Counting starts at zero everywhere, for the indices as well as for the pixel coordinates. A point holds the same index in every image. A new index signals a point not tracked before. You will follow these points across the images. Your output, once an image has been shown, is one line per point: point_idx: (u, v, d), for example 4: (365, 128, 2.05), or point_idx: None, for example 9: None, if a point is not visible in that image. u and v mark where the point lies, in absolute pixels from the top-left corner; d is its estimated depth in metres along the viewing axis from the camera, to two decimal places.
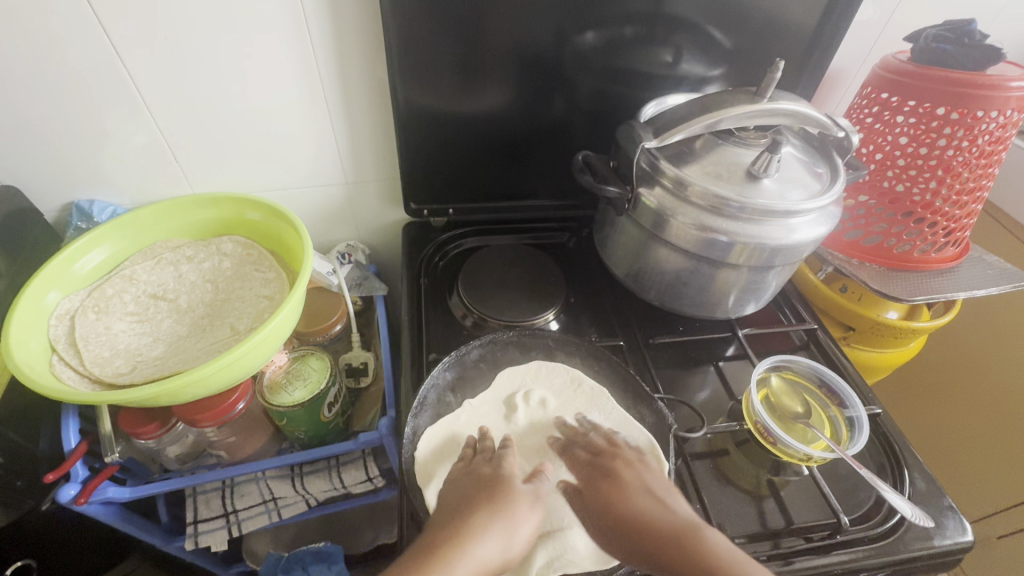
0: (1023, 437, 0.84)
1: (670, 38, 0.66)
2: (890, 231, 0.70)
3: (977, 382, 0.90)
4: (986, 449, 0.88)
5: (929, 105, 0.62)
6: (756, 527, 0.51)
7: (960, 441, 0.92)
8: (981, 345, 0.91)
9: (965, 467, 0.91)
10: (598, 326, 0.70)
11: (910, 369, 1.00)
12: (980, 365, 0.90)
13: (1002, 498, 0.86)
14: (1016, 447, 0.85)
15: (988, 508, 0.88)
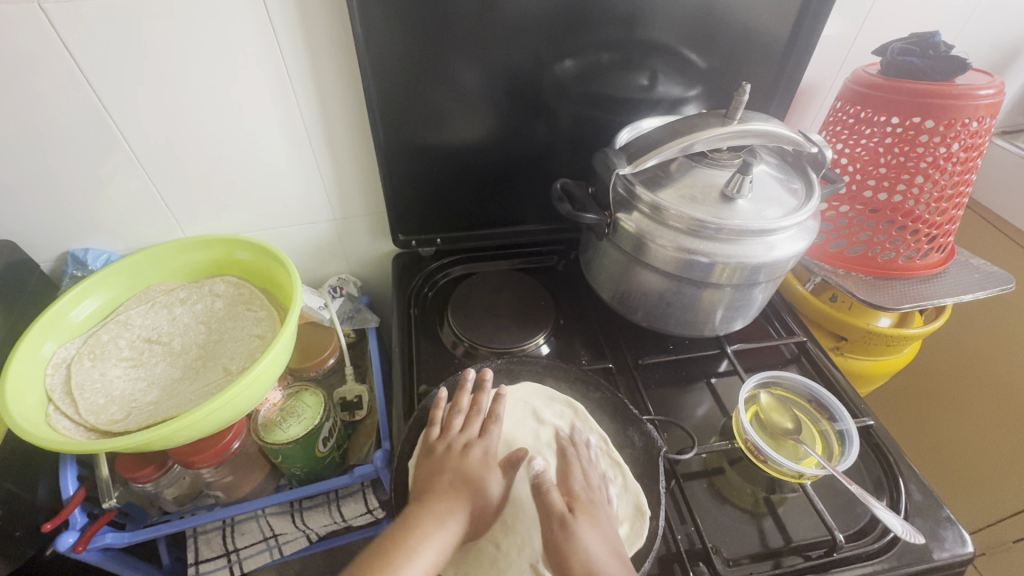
0: None
1: (644, 63, 0.68)
2: (873, 240, 0.70)
3: (979, 382, 0.90)
4: (998, 452, 0.87)
5: (903, 116, 0.62)
6: (755, 547, 0.51)
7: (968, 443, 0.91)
8: (982, 349, 0.91)
9: (981, 470, 0.89)
10: (588, 348, 0.70)
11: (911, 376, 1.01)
12: (986, 365, 0.90)
13: (1015, 501, 0.84)
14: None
15: (1002, 511, 0.85)
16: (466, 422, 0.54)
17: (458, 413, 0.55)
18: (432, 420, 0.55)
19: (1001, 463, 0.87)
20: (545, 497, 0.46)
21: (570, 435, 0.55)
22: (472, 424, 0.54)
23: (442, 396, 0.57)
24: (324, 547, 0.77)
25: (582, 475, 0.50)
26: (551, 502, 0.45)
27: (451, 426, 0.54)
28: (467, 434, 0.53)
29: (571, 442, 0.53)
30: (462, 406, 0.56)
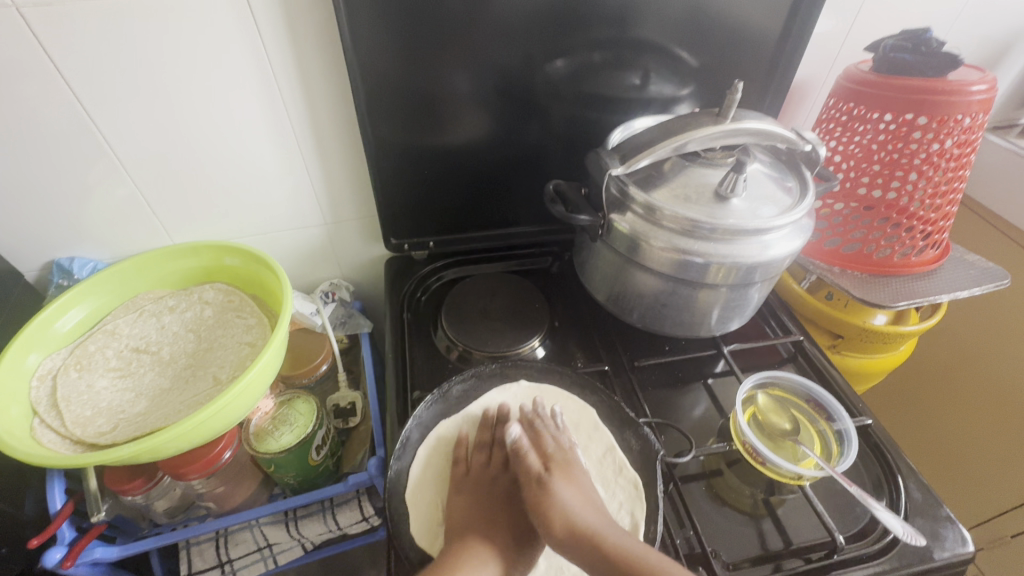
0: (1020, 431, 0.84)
1: (635, 62, 0.67)
2: (868, 237, 0.69)
3: (968, 378, 0.91)
4: (992, 448, 0.88)
5: (896, 112, 0.62)
6: (755, 550, 0.50)
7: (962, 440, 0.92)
8: (971, 345, 0.91)
9: (976, 466, 0.90)
10: (583, 350, 0.69)
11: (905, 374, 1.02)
12: (976, 360, 0.90)
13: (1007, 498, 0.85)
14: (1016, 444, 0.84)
15: (999, 507, 0.87)
16: (490, 456, 0.56)
17: (479, 447, 0.57)
18: (454, 455, 0.56)
19: (992, 459, 0.88)
20: (523, 460, 0.54)
21: (536, 407, 0.59)
22: (494, 458, 0.56)
23: (460, 433, 0.57)
24: (320, 556, 0.77)
25: (550, 441, 0.56)
26: (527, 464, 0.53)
27: (472, 459, 0.56)
28: (488, 467, 0.55)
29: (536, 413, 0.58)
30: (483, 438, 0.57)
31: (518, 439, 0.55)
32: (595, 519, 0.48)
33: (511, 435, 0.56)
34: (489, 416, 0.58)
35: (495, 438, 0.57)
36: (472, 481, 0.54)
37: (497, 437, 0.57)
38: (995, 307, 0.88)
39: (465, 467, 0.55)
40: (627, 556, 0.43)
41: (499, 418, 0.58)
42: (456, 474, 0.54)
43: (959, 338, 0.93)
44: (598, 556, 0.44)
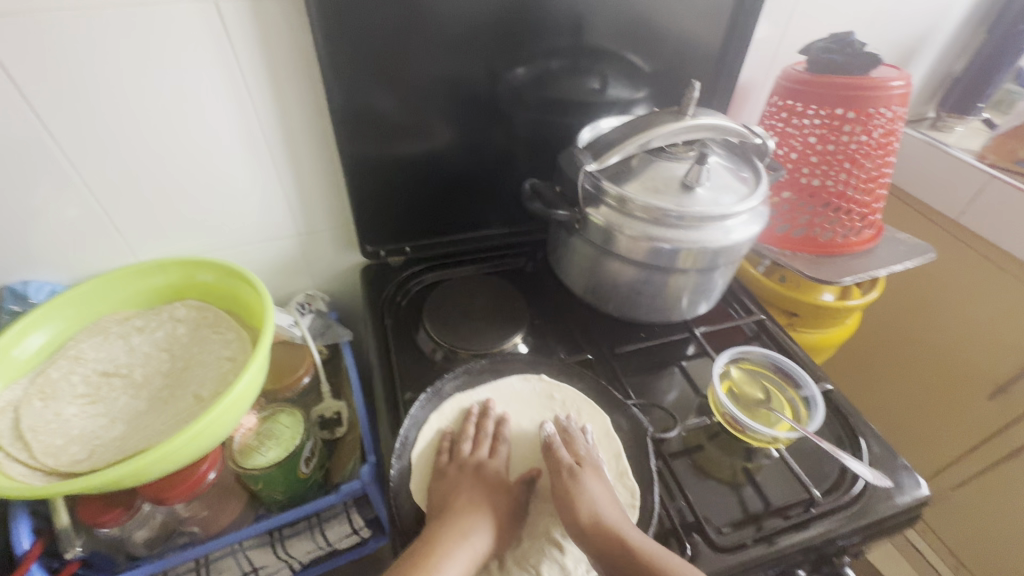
0: (971, 374, 1.01)
1: (595, 68, 0.72)
2: (813, 222, 0.76)
3: (916, 342, 1.08)
4: (951, 393, 1.05)
5: (830, 107, 0.69)
6: (738, 514, 0.54)
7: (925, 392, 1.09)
8: (906, 316, 1.09)
9: (943, 411, 1.07)
10: (564, 343, 0.71)
11: (863, 349, 1.19)
12: (917, 328, 1.07)
13: (982, 430, 1.02)
14: (970, 385, 1.01)
15: (976, 439, 1.04)
16: (476, 448, 0.57)
17: (466, 438, 0.58)
18: (440, 448, 0.57)
19: (954, 401, 1.05)
20: (555, 453, 0.56)
21: (559, 424, 0.59)
22: (482, 446, 0.58)
23: (448, 428, 0.59)
24: None
25: (582, 444, 0.56)
26: (559, 458, 0.55)
27: (460, 450, 0.56)
28: (477, 456, 0.56)
29: (566, 425, 0.59)
30: (468, 433, 0.58)
31: (553, 433, 0.58)
32: (614, 515, 0.49)
33: (546, 430, 0.59)
34: (469, 411, 0.60)
35: (480, 429, 0.59)
36: (461, 467, 0.55)
37: (497, 433, 0.59)
38: (915, 281, 1.05)
39: (452, 457, 0.56)
40: (645, 551, 0.46)
41: (482, 412, 0.60)
42: (443, 465, 0.56)
43: (893, 313, 1.11)
44: (617, 555, 0.46)
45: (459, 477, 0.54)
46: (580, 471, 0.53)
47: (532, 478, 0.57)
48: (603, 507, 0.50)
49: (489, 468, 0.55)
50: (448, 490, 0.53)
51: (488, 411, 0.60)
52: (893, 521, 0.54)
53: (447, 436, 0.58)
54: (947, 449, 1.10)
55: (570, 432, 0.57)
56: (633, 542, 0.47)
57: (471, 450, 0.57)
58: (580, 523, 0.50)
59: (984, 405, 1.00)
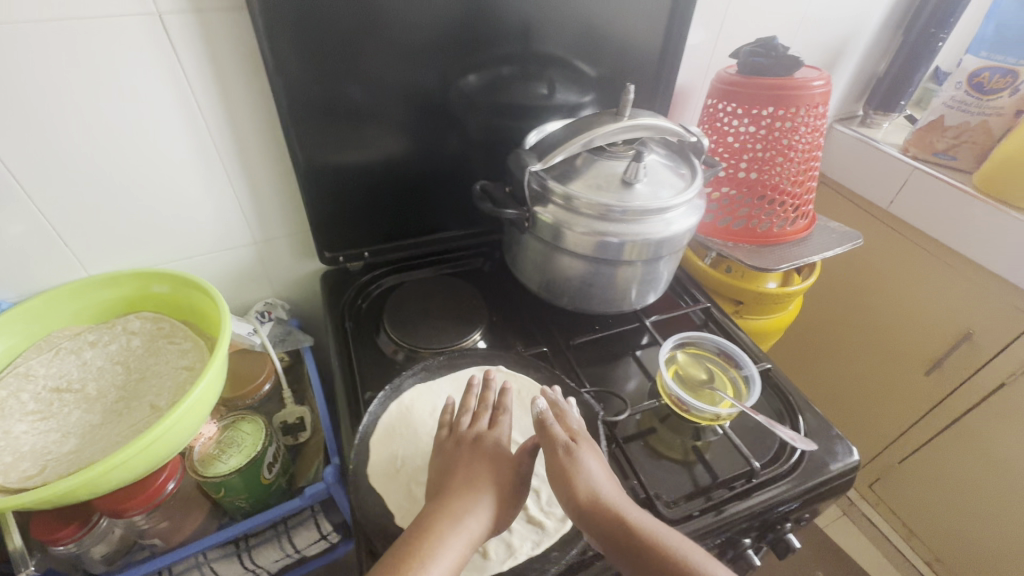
0: (903, 353, 1.10)
1: (543, 74, 0.75)
2: (751, 214, 0.81)
3: (856, 326, 1.17)
4: (889, 371, 1.14)
5: (759, 107, 0.74)
6: (688, 486, 0.57)
7: (868, 372, 1.18)
8: (845, 302, 1.18)
9: (884, 388, 1.16)
10: (522, 338, 0.74)
11: (811, 337, 1.28)
12: (855, 312, 1.16)
13: (917, 404, 1.11)
14: (903, 363, 1.11)
15: (913, 413, 1.13)
16: (474, 420, 0.58)
17: (466, 412, 0.58)
18: (441, 422, 0.58)
19: (890, 379, 1.14)
20: (548, 430, 0.54)
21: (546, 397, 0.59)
22: (481, 418, 0.58)
23: (427, 403, 0.61)
24: None
25: (575, 417, 0.57)
26: (553, 433, 0.54)
27: (460, 424, 0.57)
28: (477, 428, 0.57)
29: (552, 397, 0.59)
30: (469, 405, 0.59)
31: (544, 410, 0.56)
32: (612, 493, 0.50)
33: (535, 406, 0.56)
34: (472, 381, 0.60)
35: (480, 402, 0.59)
36: (462, 442, 0.55)
37: (498, 404, 0.59)
38: (848, 268, 1.15)
39: (452, 431, 0.57)
40: (658, 541, 0.46)
41: (483, 382, 0.61)
42: (443, 439, 0.56)
43: (834, 300, 1.19)
44: (626, 532, 0.47)
45: (458, 449, 0.54)
46: (574, 446, 0.53)
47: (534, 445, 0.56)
48: (600, 484, 0.51)
49: (490, 439, 0.56)
50: (450, 464, 0.53)
51: (488, 382, 0.60)
52: (830, 486, 0.58)
53: (450, 407, 0.58)
54: (890, 426, 1.18)
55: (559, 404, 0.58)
56: (633, 521, 0.47)
57: (471, 423, 0.58)
58: (577, 501, 0.50)
59: (916, 380, 1.10)
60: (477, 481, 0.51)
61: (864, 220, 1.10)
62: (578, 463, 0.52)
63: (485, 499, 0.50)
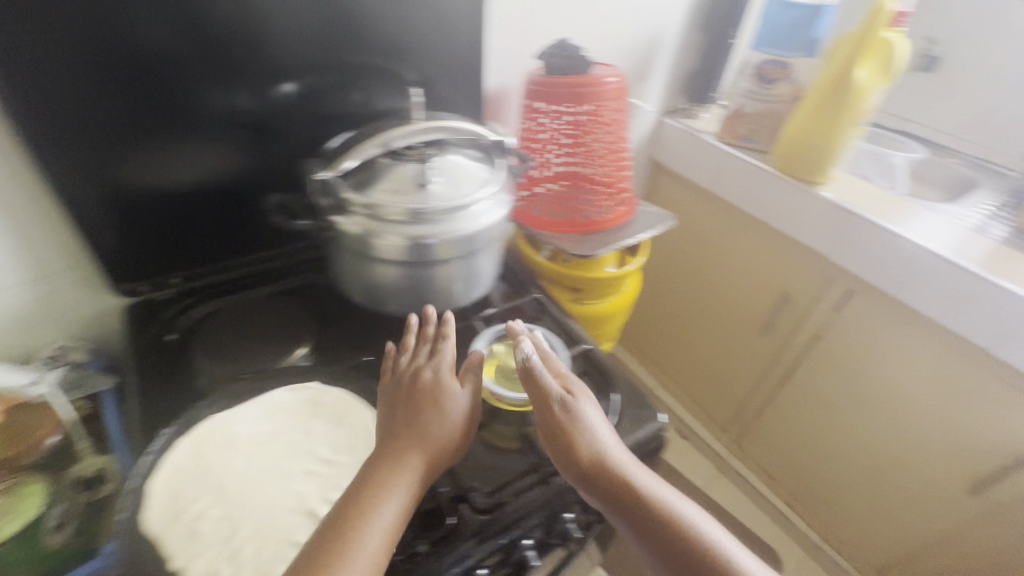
0: (742, 316, 1.26)
1: (358, 82, 0.74)
2: (575, 205, 0.85)
3: (707, 295, 1.32)
4: (734, 333, 1.29)
5: (563, 104, 0.79)
6: (524, 466, 0.58)
7: (718, 337, 1.34)
8: (698, 275, 1.33)
9: (732, 350, 1.31)
10: (350, 348, 0.70)
11: (677, 310, 1.42)
12: (706, 283, 1.32)
13: (755, 362, 1.27)
14: (743, 325, 1.26)
15: (755, 371, 1.28)
16: (423, 351, 0.64)
17: (407, 349, 0.64)
18: (387, 355, 0.63)
19: (736, 340, 1.29)
20: (539, 380, 0.59)
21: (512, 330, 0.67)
22: (422, 350, 0.64)
23: (225, 433, 0.54)
24: None
25: (555, 366, 0.63)
26: (547, 387, 0.59)
27: (409, 357, 0.63)
28: (414, 363, 0.62)
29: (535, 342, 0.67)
30: (410, 342, 0.65)
31: (528, 358, 0.61)
32: (612, 452, 0.55)
33: (524, 352, 0.62)
34: (410, 321, 0.66)
35: (421, 336, 0.66)
36: (403, 380, 0.60)
37: (437, 337, 0.65)
38: (697, 245, 1.30)
39: (394, 370, 0.62)
40: (650, 495, 0.52)
41: (421, 320, 0.67)
42: (393, 374, 0.61)
43: (690, 274, 1.34)
44: (623, 489, 0.52)
45: (401, 388, 0.59)
46: (571, 400, 0.58)
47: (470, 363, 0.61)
48: (596, 438, 0.55)
49: (427, 373, 0.60)
50: (411, 403, 0.57)
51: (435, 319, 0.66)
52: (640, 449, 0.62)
53: (391, 348, 0.64)
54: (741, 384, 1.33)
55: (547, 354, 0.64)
56: (637, 486, 0.53)
57: (413, 356, 0.64)
58: (582, 467, 0.54)
59: (753, 340, 1.25)
60: (425, 410, 0.56)
61: (704, 201, 1.25)
62: (575, 416, 0.56)
63: (447, 427, 0.55)
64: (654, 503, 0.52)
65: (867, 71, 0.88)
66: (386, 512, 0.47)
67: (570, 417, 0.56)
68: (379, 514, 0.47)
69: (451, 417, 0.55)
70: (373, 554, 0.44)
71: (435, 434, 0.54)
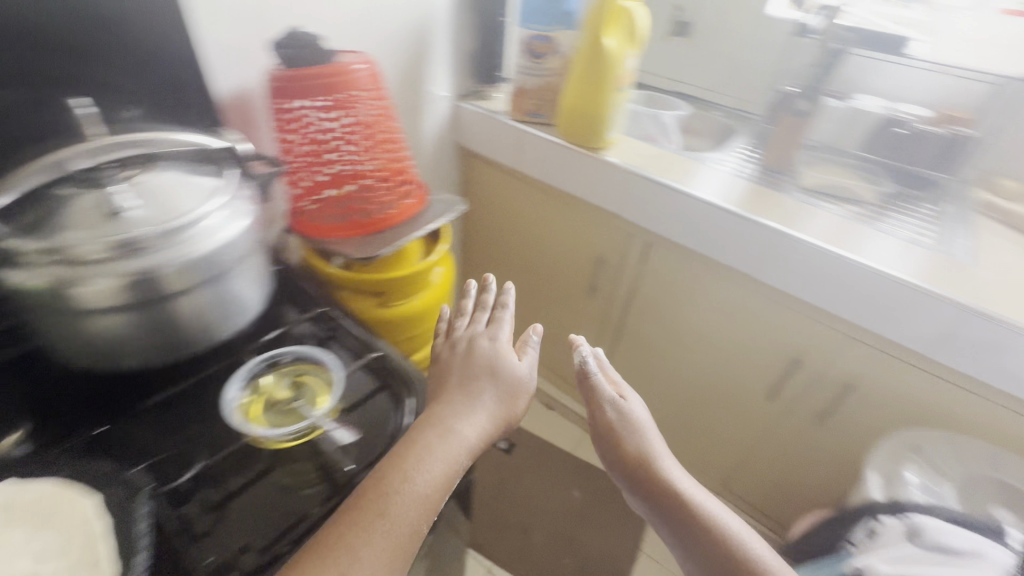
0: (570, 284, 1.33)
1: (53, 96, 0.60)
2: (354, 206, 0.80)
3: (539, 269, 1.38)
4: (568, 300, 1.37)
5: (313, 98, 0.72)
6: (314, 501, 0.52)
7: (556, 305, 1.41)
8: (528, 251, 1.38)
9: (570, 316, 1.39)
10: (82, 424, 0.57)
11: (520, 286, 1.47)
12: (535, 258, 1.37)
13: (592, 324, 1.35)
14: (573, 291, 1.34)
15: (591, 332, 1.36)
16: (478, 316, 0.72)
17: (458, 321, 0.73)
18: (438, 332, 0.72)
19: (570, 307, 1.37)
20: (591, 380, 0.68)
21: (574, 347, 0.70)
22: (478, 317, 0.72)
23: None
24: None
25: (609, 380, 0.71)
26: (603, 391, 0.67)
27: (454, 331, 0.71)
28: (471, 329, 0.70)
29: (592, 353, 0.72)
30: (456, 321, 0.73)
31: (585, 362, 0.69)
32: (653, 452, 0.64)
33: (580, 352, 0.70)
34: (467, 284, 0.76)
35: (482, 302, 0.74)
36: (469, 342, 0.67)
37: (491, 304, 0.74)
38: (518, 222, 1.34)
39: (447, 339, 0.70)
40: (690, 502, 0.60)
41: (483, 285, 0.75)
42: (441, 353, 0.67)
43: (522, 251, 1.39)
44: (654, 488, 0.62)
45: (457, 353, 0.66)
46: (624, 402, 0.67)
47: (520, 340, 0.68)
48: (644, 440, 0.64)
49: (481, 338, 0.67)
50: (463, 371, 0.62)
51: (488, 287, 0.75)
52: None
53: (443, 319, 0.74)
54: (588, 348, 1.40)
55: (608, 369, 0.72)
56: (675, 488, 0.61)
57: (466, 325, 0.72)
58: (627, 464, 0.64)
59: (583, 304, 1.34)
60: (472, 378, 0.61)
61: (515, 180, 1.27)
62: (628, 417, 0.66)
63: (488, 392, 0.60)
64: (703, 515, 0.60)
65: (613, 39, 0.94)
66: (437, 461, 0.51)
67: (621, 423, 0.65)
68: (430, 471, 0.51)
69: (518, 374, 0.63)
70: (407, 523, 0.47)
71: (503, 388, 0.61)
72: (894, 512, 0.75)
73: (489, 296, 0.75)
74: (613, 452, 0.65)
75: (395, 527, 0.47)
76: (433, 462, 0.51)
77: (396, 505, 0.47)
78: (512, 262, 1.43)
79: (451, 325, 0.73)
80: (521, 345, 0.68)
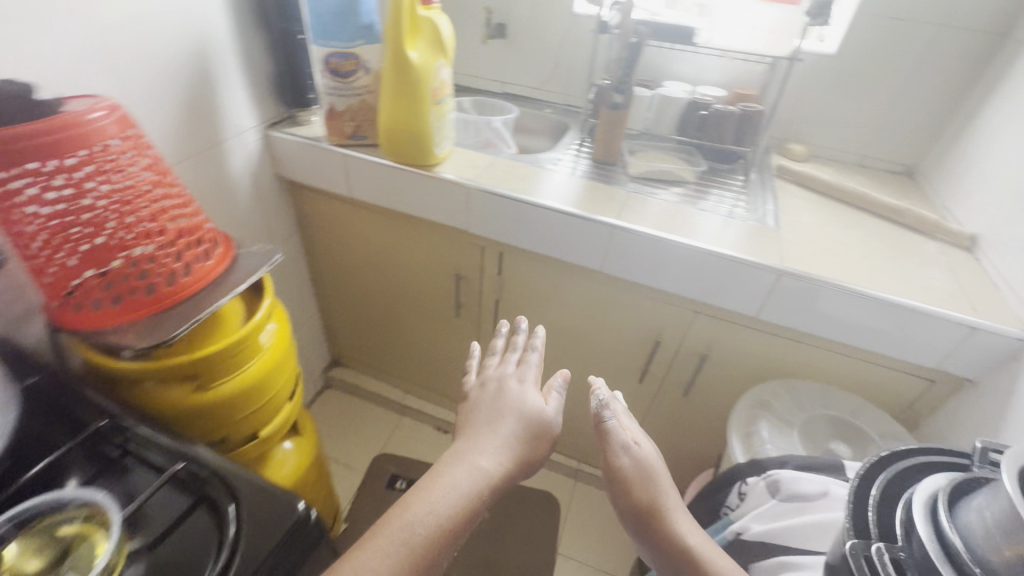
0: (437, 307, 1.28)
1: None
2: (135, 281, 0.64)
3: (402, 297, 1.31)
4: (436, 323, 1.32)
5: (39, 162, 0.55)
6: None
7: (426, 329, 1.36)
8: (386, 280, 1.29)
9: (443, 338, 1.35)
10: None
11: (386, 315, 1.39)
12: (395, 286, 1.29)
13: (466, 343, 1.32)
14: (440, 314, 1.29)
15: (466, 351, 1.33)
16: (505, 362, 0.75)
17: (495, 365, 0.75)
18: (470, 371, 0.75)
19: (441, 330, 1.33)
20: (607, 427, 0.69)
21: (596, 394, 0.72)
22: (508, 359, 0.75)
23: None
24: None
25: (625, 426, 0.72)
26: (617, 436, 0.69)
27: (488, 374, 0.73)
28: (503, 371, 0.73)
29: (602, 399, 0.72)
30: (493, 364, 0.75)
31: (602, 399, 0.72)
32: (665, 503, 0.65)
33: (599, 395, 0.72)
34: (503, 326, 0.79)
35: (512, 343, 0.78)
36: (497, 383, 0.71)
37: (524, 348, 0.76)
38: (368, 251, 1.24)
39: (480, 371, 0.75)
40: (698, 553, 0.61)
41: (515, 333, 0.78)
42: (475, 389, 0.71)
43: (380, 281, 1.30)
44: (661, 534, 0.63)
45: (489, 391, 0.69)
46: (637, 448, 0.68)
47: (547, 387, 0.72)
48: (659, 489, 0.66)
49: (511, 378, 0.71)
50: (491, 406, 0.67)
51: (522, 333, 0.78)
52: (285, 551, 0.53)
53: (476, 358, 0.76)
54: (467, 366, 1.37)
55: (620, 411, 0.74)
56: (682, 538, 0.62)
57: (496, 366, 0.75)
58: (641, 509, 0.65)
59: (451, 326, 1.30)
60: (501, 417, 0.65)
61: (352, 208, 1.17)
62: (642, 463, 0.67)
63: (512, 424, 0.64)
64: (712, 562, 0.60)
65: (418, 52, 0.88)
66: (453, 492, 0.55)
67: (637, 468, 0.67)
68: (450, 502, 0.54)
69: (536, 411, 0.66)
70: (422, 547, 0.50)
71: (528, 423, 0.65)
72: (757, 471, 0.80)
73: (519, 338, 0.78)
74: (626, 498, 0.66)
75: (407, 549, 0.50)
76: (457, 489, 0.55)
77: (420, 527, 0.51)
78: (373, 293, 1.35)
79: (482, 362, 0.76)
80: (547, 391, 0.72)
